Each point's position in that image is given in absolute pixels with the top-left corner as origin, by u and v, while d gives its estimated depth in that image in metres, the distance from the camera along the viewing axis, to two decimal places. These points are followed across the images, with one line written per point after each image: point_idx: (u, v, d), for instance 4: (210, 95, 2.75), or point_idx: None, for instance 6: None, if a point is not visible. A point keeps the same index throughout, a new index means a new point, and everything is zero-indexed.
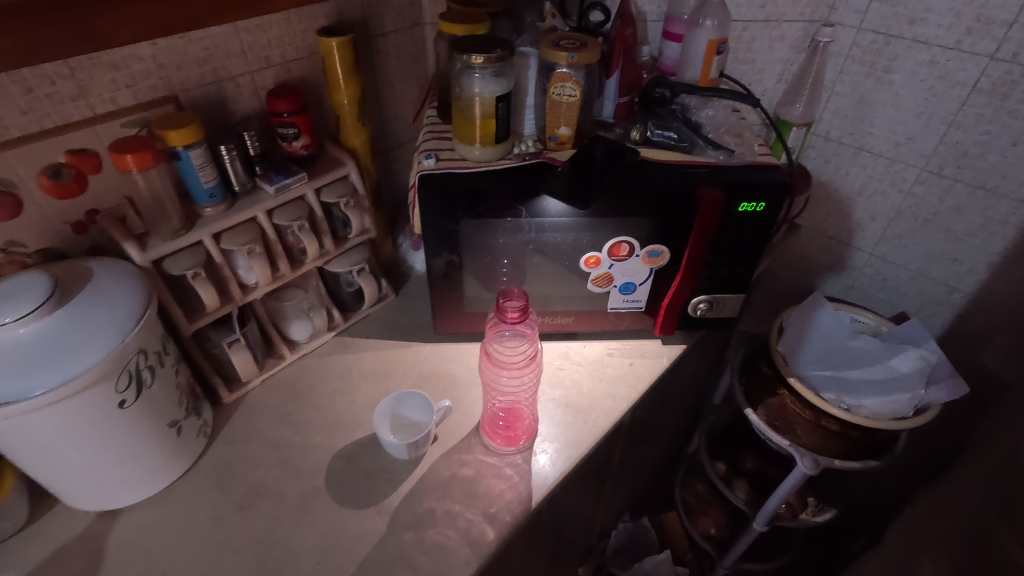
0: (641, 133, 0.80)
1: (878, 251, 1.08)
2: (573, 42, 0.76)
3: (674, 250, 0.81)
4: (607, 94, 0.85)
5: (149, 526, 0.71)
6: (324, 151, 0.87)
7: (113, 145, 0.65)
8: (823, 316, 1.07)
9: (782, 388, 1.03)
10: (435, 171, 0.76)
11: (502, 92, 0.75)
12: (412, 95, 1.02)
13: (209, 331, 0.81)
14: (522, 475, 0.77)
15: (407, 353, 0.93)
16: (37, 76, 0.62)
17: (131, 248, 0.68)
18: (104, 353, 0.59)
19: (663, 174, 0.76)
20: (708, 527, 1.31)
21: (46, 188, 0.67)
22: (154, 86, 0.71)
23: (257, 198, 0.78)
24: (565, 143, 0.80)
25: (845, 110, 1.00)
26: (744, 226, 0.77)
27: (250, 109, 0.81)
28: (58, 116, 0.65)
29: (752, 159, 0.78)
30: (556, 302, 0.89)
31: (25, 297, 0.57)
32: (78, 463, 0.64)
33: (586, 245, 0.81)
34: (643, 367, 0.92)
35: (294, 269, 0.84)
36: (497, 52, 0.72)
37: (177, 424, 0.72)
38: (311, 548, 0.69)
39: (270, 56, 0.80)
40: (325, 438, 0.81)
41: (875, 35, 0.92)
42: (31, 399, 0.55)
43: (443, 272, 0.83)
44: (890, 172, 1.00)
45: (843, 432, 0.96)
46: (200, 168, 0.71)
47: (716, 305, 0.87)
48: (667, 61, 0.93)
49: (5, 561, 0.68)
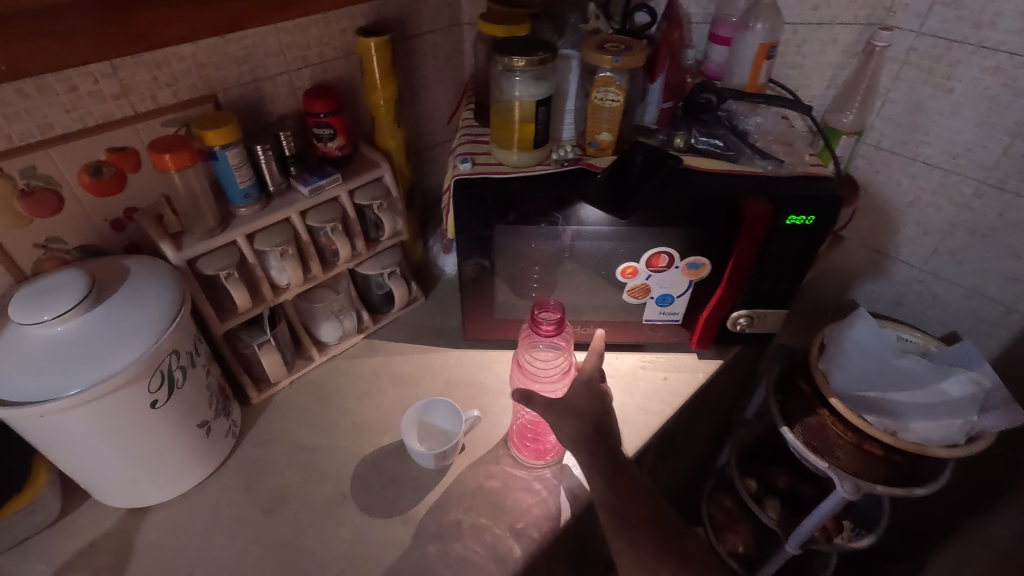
0: (685, 140, 0.78)
1: (928, 266, 1.03)
2: (618, 44, 0.74)
3: (715, 262, 0.77)
4: (651, 98, 0.82)
5: (177, 525, 0.71)
6: (358, 152, 0.86)
7: (153, 144, 0.65)
8: (865, 333, 1.01)
9: (822, 407, 0.96)
10: (470, 175, 0.75)
11: (542, 96, 0.72)
12: (448, 96, 1.00)
13: (240, 331, 0.80)
14: (551, 489, 0.75)
15: (435, 359, 0.92)
16: (81, 75, 0.62)
17: (166, 248, 0.68)
18: (138, 353, 0.58)
19: (708, 184, 0.73)
20: (736, 545, 1.27)
21: (86, 185, 0.67)
22: (194, 85, 0.71)
23: (292, 198, 0.77)
24: (605, 149, 0.78)
25: (899, 118, 0.95)
26: (791, 239, 0.74)
27: (286, 109, 0.81)
28: (100, 114, 0.66)
29: (803, 170, 0.74)
30: (588, 312, 0.87)
31: (63, 295, 0.57)
32: (109, 461, 0.65)
33: (623, 254, 0.78)
34: (678, 382, 0.89)
35: (326, 271, 0.83)
36: (539, 54, 0.69)
37: (206, 424, 0.72)
38: (336, 555, 0.69)
39: (308, 56, 0.79)
40: (352, 443, 0.80)
41: (935, 40, 0.87)
42: (65, 398, 0.55)
43: (474, 277, 0.81)
44: (946, 184, 0.95)
45: (886, 457, 0.90)
46: (236, 169, 0.70)
47: (756, 320, 0.83)
48: (712, 65, 0.89)
49: (37, 554, 0.68)
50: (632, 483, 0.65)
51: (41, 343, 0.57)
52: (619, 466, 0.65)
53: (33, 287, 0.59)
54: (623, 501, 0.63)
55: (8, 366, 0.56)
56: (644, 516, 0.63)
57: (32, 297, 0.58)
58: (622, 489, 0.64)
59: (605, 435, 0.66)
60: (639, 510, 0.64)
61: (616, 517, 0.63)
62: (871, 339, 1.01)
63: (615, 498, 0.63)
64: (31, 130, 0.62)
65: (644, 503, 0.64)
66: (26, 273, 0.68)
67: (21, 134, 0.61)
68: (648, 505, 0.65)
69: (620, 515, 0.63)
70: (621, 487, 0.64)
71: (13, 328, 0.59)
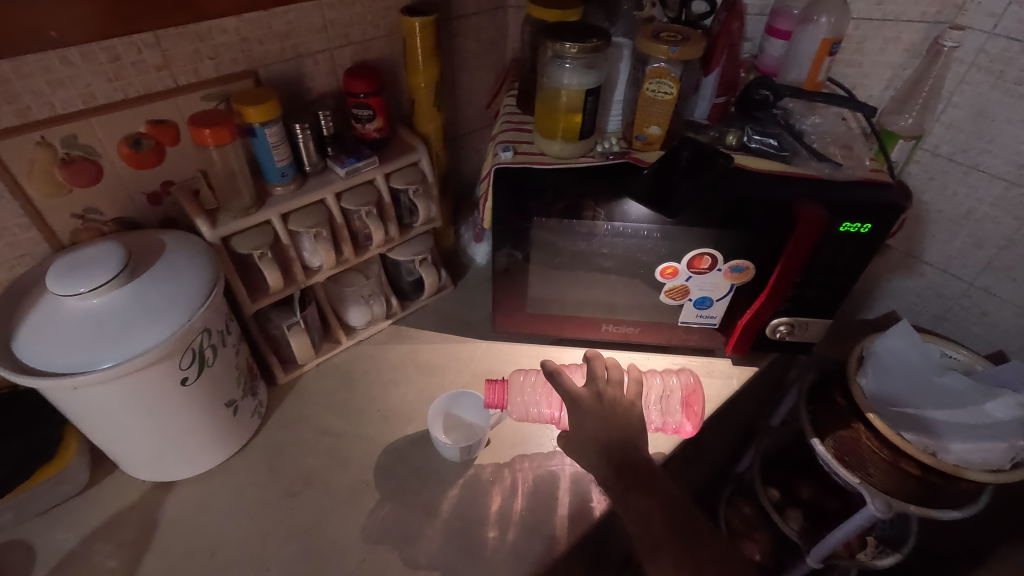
0: (737, 137, 0.75)
1: (980, 282, 0.97)
2: (674, 34, 0.71)
3: (760, 266, 0.74)
4: (703, 92, 0.79)
5: (201, 503, 0.71)
6: (396, 135, 0.85)
7: (192, 118, 0.64)
8: (907, 348, 0.93)
9: (857, 421, 0.89)
10: (512, 164, 0.72)
11: (591, 85, 0.70)
12: (488, 81, 0.98)
13: (271, 312, 0.80)
14: (578, 491, 0.73)
15: (462, 349, 0.90)
16: (124, 44, 0.61)
17: (202, 224, 0.67)
18: (171, 331, 0.57)
19: (759, 185, 0.69)
20: (753, 553, 1.22)
21: (125, 157, 0.67)
22: (235, 59, 0.69)
23: (328, 179, 0.76)
24: (653, 144, 0.75)
25: (961, 124, 0.88)
26: (843, 247, 0.70)
27: (325, 88, 0.79)
28: (141, 85, 0.65)
29: (862, 175, 0.71)
30: (621, 310, 0.84)
31: (100, 268, 0.57)
32: (137, 436, 0.64)
33: (664, 254, 0.75)
34: (710, 388, 0.87)
35: (358, 255, 0.82)
36: (592, 42, 0.67)
37: (234, 403, 0.72)
38: (356, 545, 0.68)
39: (349, 34, 0.77)
40: (375, 431, 0.80)
41: (1009, 41, 0.80)
42: (97, 371, 0.54)
43: (505, 268, 0.79)
44: (1006, 196, 0.88)
45: (923, 477, 0.83)
46: (274, 147, 0.69)
47: (797, 328, 0.80)
48: (768, 59, 0.86)
49: (64, 523, 0.69)
50: (651, 499, 0.61)
51: (76, 315, 0.57)
52: (640, 478, 0.61)
53: (69, 259, 0.59)
54: (643, 522, 0.60)
55: (47, 336, 0.56)
56: (661, 533, 0.59)
57: (68, 269, 0.57)
58: (640, 515, 0.60)
59: (628, 449, 0.64)
60: (659, 530, 0.59)
61: (641, 539, 0.60)
62: (912, 354, 0.93)
63: (633, 523, 0.60)
64: (73, 99, 0.61)
65: (664, 523, 0.59)
66: (63, 243, 0.67)
67: (62, 102, 0.61)
68: (668, 522, 0.60)
69: (642, 535, 0.60)
70: (639, 510, 0.60)
71: (50, 298, 0.59)
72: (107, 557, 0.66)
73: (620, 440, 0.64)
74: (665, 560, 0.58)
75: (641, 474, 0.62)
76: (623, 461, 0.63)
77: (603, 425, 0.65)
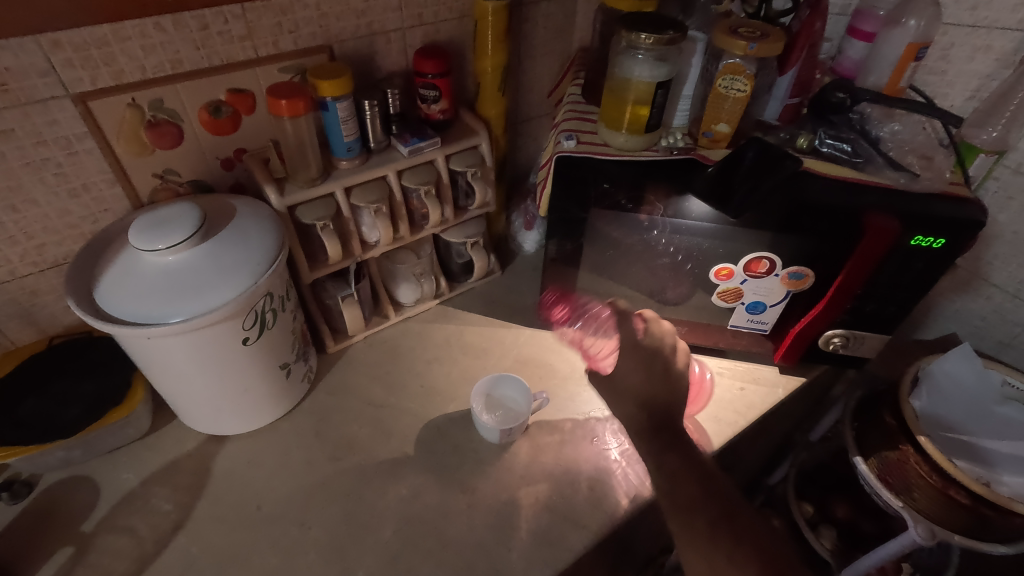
0: (808, 140, 0.73)
1: None
2: (753, 30, 0.69)
3: (821, 275, 0.72)
4: (776, 92, 0.77)
5: (250, 459, 0.75)
6: (459, 118, 0.86)
7: (271, 89, 0.66)
8: (967, 371, 0.87)
9: (905, 443, 0.83)
10: (574, 153, 0.73)
11: (663, 78, 0.69)
12: (552, 69, 0.97)
13: (327, 283, 0.83)
14: (615, 483, 0.73)
15: (507, 334, 0.91)
16: (213, 14, 0.64)
17: (271, 192, 0.70)
18: (237, 292, 0.60)
19: (827, 191, 0.67)
20: None
21: (205, 123, 0.70)
22: (313, 34, 0.71)
23: (390, 156, 0.77)
24: (720, 141, 0.74)
25: None
26: (912, 262, 0.67)
27: (395, 67, 0.81)
28: (225, 54, 0.67)
29: (940, 188, 0.67)
30: (669, 308, 0.83)
31: (179, 226, 0.60)
32: (197, 388, 0.68)
33: (720, 255, 0.74)
34: (754, 395, 0.86)
35: (413, 233, 0.84)
36: (668, 34, 0.66)
37: (287, 366, 0.74)
38: (395, 513, 0.70)
39: (423, 15, 0.78)
40: (419, 405, 0.82)
41: None
42: (168, 324, 0.57)
43: (555, 257, 0.79)
44: None
45: (974, 508, 0.76)
46: (344, 121, 0.71)
47: (852, 342, 0.77)
48: (847, 61, 0.83)
49: (127, 464, 0.73)
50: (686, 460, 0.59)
51: (154, 270, 0.60)
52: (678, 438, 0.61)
53: (150, 215, 0.62)
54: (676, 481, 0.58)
55: (126, 287, 0.59)
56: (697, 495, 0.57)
57: (150, 225, 0.60)
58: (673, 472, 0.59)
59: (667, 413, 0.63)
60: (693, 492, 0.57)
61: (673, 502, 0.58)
62: (972, 379, 0.87)
63: (665, 483, 0.59)
64: (164, 65, 0.64)
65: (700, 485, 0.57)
66: (142, 201, 0.71)
67: (152, 67, 0.64)
68: (692, 494, 0.57)
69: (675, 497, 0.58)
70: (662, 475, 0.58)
71: (130, 252, 0.62)
72: (163, 500, 0.70)
73: (643, 403, 0.64)
74: (692, 529, 0.56)
75: (666, 437, 0.62)
76: (661, 422, 0.63)
77: (630, 384, 0.66)
